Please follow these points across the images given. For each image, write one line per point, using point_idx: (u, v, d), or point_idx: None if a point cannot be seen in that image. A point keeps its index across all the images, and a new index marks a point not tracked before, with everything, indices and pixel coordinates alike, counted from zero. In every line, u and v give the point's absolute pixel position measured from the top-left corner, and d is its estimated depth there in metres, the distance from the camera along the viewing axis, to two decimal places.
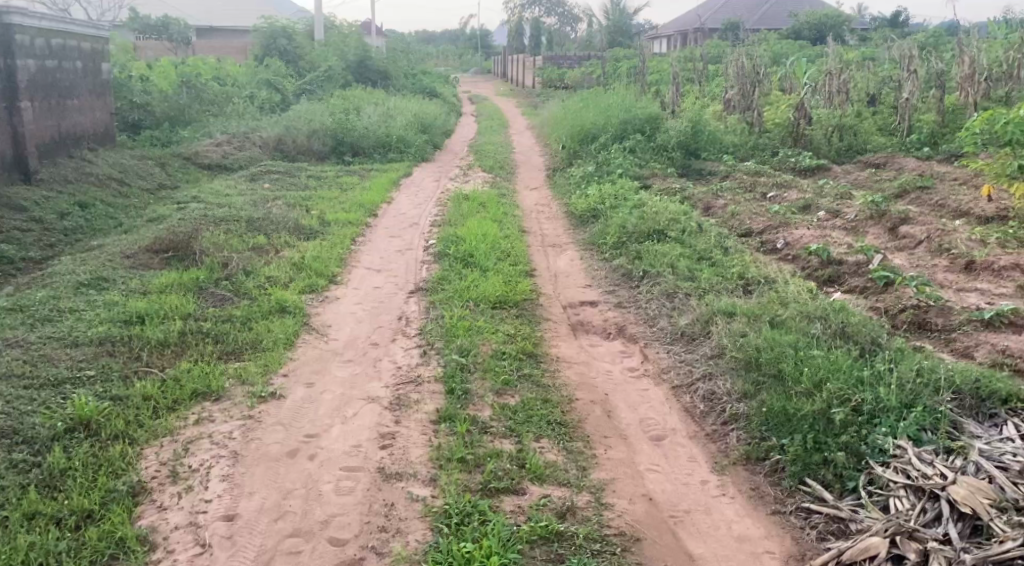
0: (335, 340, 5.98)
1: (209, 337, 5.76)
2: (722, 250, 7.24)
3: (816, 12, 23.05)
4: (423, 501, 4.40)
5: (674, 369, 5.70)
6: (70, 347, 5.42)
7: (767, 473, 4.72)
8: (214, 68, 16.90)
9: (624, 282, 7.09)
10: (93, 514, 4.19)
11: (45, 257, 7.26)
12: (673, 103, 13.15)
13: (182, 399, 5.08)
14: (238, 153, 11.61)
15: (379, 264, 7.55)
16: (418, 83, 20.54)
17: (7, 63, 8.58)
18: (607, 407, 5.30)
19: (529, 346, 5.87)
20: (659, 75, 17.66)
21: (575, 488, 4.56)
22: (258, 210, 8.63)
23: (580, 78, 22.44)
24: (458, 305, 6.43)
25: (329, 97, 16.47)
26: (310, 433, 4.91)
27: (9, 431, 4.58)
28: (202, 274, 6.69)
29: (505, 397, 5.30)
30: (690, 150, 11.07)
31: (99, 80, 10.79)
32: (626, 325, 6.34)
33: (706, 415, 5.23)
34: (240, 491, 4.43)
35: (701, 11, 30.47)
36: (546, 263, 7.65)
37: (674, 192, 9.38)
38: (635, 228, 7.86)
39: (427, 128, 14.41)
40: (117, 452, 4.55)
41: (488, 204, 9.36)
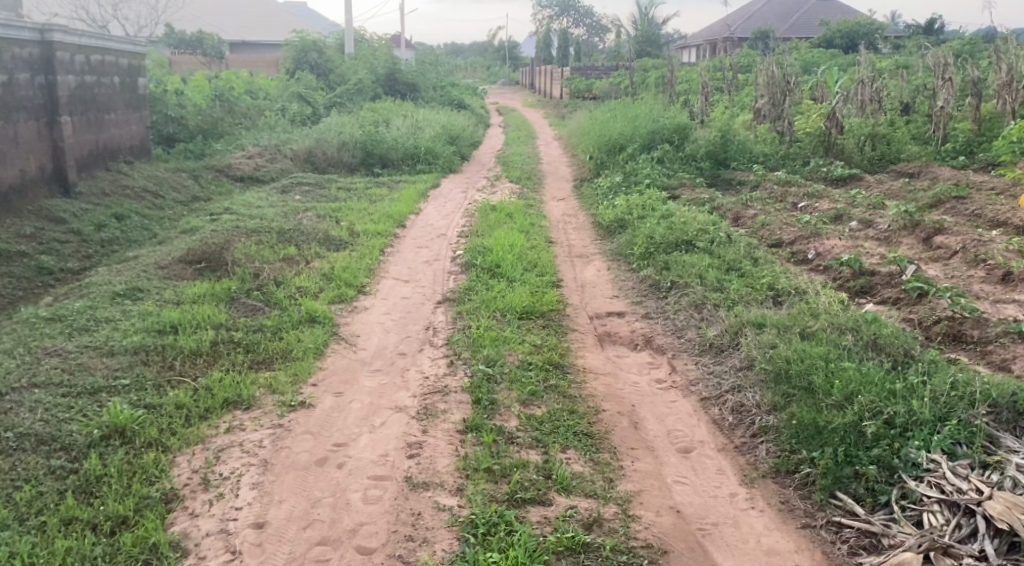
0: (363, 349, 5.96)
1: (240, 347, 5.77)
2: (754, 261, 7.15)
3: (847, 21, 22.85)
4: (450, 511, 4.36)
5: (703, 381, 5.61)
6: (105, 355, 5.44)
7: (797, 486, 4.62)
8: (246, 83, 17.05)
9: (653, 293, 7.00)
10: (128, 520, 4.19)
11: (82, 268, 7.33)
12: (702, 113, 13.06)
13: (214, 407, 5.08)
14: (269, 165, 11.68)
15: (404, 275, 7.52)
16: (447, 95, 20.60)
17: (48, 80, 8.68)
18: (635, 418, 5.23)
19: (555, 356, 5.81)
20: (689, 85, 17.57)
21: (601, 500, 4.49)
22: (289, 221, 8.67)
23: (608, 88, 22.40)
24: (485, 316, 6.40)
25: (358, 109, 16.54)
26: (338, 442, 4.89)
27: (47, 437, 4.59)
28: (234, 284, 6.71)
29: (531, 407, 5.25)
30: (720, 160, 10.98)
31: (135, 95, 10.91)
32: (653, 336, 6.26)
33: (734, 427, 5.13)
34: (269, 498, 4.42)
35: (730, 20, 30.29)
36: (573, 274, 7.59)
37: (703, 202, 9.28)
38: (663, 238, 7.78)
39: (455, 139, 14.43)
40: (150, 459, 4.55)
41: (516, 215, 9.32)
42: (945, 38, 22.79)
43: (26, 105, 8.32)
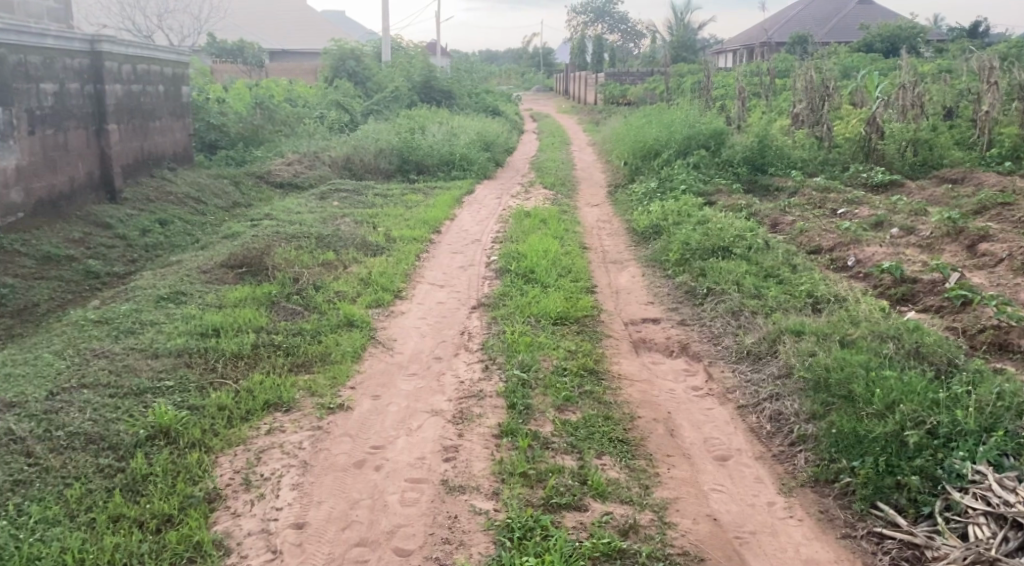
0: (400, 353, 6.02)
1: (280, 350, 5.86)
2: (792, 268, 7.10)
3: (889, 24, 22.61)
4: (486, 514, 4.39)
5: (740, 389, 5.59)
6: (150, 357, 5.55)
7: (836, 496, 4.59)
8: (285, 90, 17.29)
9: (688, 299, 6.99)
10: (173, 518, 4.28)
11: (128, 271, 7.48)
12: (738, 118, 13.00)
13: (255, 409, 5.16)
14: (308, 172, 11.84)
15: (439, 280, 7.58)
16: (482, 102, 20.74)
17: (97, 89, 8.88)
18: (671, 425, 5.22)
19: (590, 362, 5.83)
20: (725, 90, 17.50)
21: (637, 506, 4.49)
22: (327, 226, 8.78)
23: (643, 94, 22.37)
24: (520, 322, 6.43)
25: (395, 117, 16.69)
26: (376, 444, 4.94)
27: (95, 437, 4.69)
28: (274, 289, 6.81)
29: (566, 413, 5.27)
30: (757, 166, 10.90)
31: (179, 103, 11.12)
32: (689, 343, 6.25)
33: (772, 435, 5.11)
34: (309, 500, 4.48)
35: (767, 25, 30.10)
36: (607, 280, 7.60)
37: (740, 207, 9.24)
38: (699, 245, 7.76)
39: (490, 145, 14.52)
40: (194, 460, 4.64)
41: (550, 221, 9.36)
42: (990, 41, 22.47)
43: (76, 113, 8.52)
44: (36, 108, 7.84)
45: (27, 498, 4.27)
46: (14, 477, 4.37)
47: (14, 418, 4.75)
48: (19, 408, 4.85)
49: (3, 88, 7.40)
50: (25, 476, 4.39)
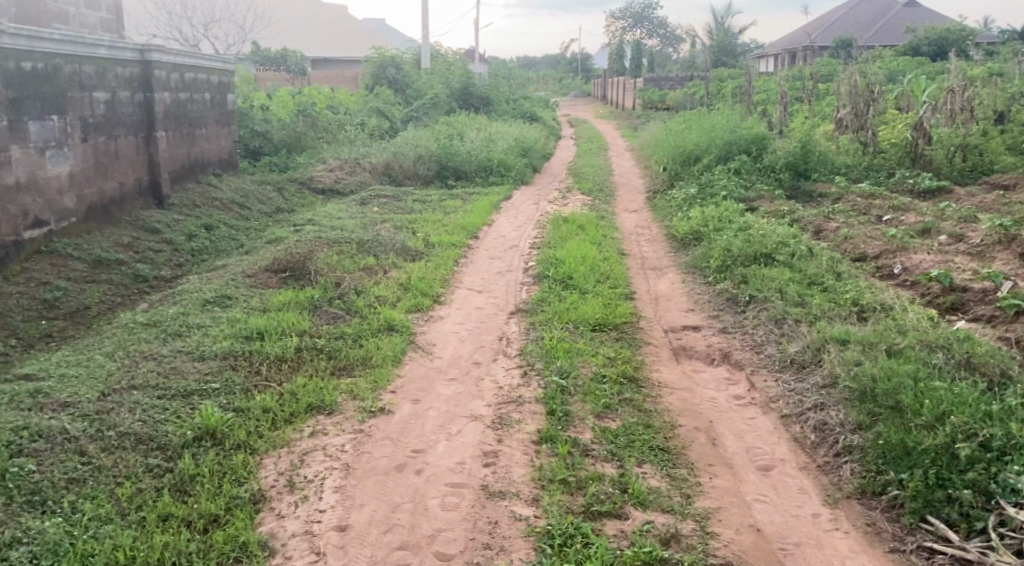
0: (439, 358, 6.05)
1: (323, 353, 5.92)
2: (836, 275, 7.01)
3: (937, 27, 22.22)
4: (526, 521, 4.39)
5: (784, 398, 5.53)
6: (197, 359, 5.64)
7: (884, 509, 4.52)
8: (327, 97, 17.50)
9: (729, 307, 6.93)
10: (220, 518, 4.34)
11: (175, 276, 7.61)
12: (781, 123, 12.85)
13: (298, 412, 5.22)
14: (348, 178, 11.95)
15: (478, 286, 7.60)
16: (521, 109, 20.79)
17: (146, 97, 9.04)
18: (713, 434, 5.18)
19: (630, 370, 5.81)
20: (767, 95, 17.35)
21: (679, 515, 4.46)
22: (367, 232, 8.85)
23: (683, 98, 22.26)
24: (558, 328, 6.42)
25: (434, 123, 16.80)
26: (416, 449, 4.97)
27: (145, 437, 4.78)
28: (317, 293, 6.88)
29: (606, 420, 5.25)
30: (800, 171, 10.75)
31: (224, 110, 11.30)
32: (731, 351, 6.20)
33: (817, 445, 5.05)
34: (351, 503, 4.51)
35: (810, 29, 29.77)
36: (647, 286, 7.57)
37: (783, 214, 9.15)
38: (741, 251, 7.70)
39: (528, 152, 14.54)
40: (240, 461, 4.71)
41: (588, 227, 9.35)
42: None
43: (126, 121, 8.69)
44: (88, 117, 8.00)
45: (81, 496, 4.35)
46: (68, 475, 4.45)
47: (68, 418, 4.84)
48: (73, 408, 4.95)
49: (59, 97, 7.55)
50: (78, 474, 4.47)
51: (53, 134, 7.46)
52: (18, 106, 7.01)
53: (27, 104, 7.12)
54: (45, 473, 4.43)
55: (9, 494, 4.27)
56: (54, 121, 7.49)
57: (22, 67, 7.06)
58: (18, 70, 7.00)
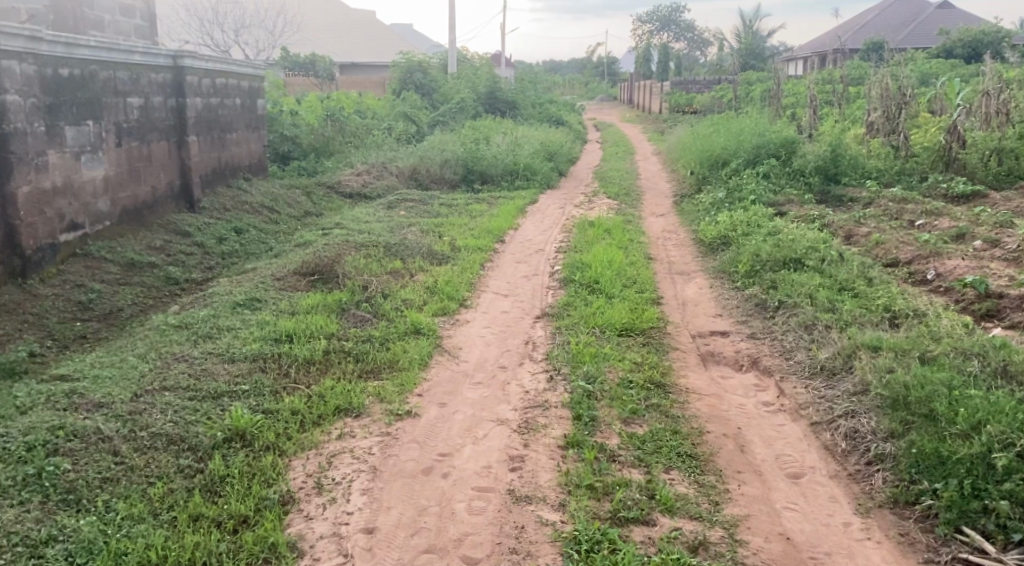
0: (465, 362, 6.05)
1: (350, 356, 5.94)
2: (867, 281, 6.94)
3: (972, 29, 21.95)
4: (553, 526, 4.38)
5: (813, 405, 5.47)
6: (227, 361, 5.69)
7: (917, 519, 4.46)
8: (355, 102, 17.62)
9: (758, 312, 6.88)
10: (249, 520, 4.36)
11: (205, 278, 7.69)
12: (810, 126, 12.69)
13: (326, 414, 5.24)
14: (375, 182, 12.01)
15: (504, 289, 7.59)
16: (547, 113, 20.80)
17: (178, 102, 9.14)
18: (742, 441, 5.14)
19: (657, 375, 5.78)
20: (796, 99, 17.23)
21: (707, 522, 4.43)
22: (394, 236, 8.88)
23: (710, 102, 22.17)
24: (585, 332, 6.41)
25: (461, 127, 16.86)
26: (443, 452, 4.97)
27: (176, 438, 4.82)
28: (344, 296, 6.92)
29: (633, 426, 5.23)
30: (830, 176, 10.68)
31: (254, 115, 11.40)
32: (760, 357, 6.15)
33: (848, 453, 5.00)
34: (378, 505, 4.52)
35: (841, 33, 29.53)
36: (674, 291, 7.53)
37: (813, 218, 9.07)
38: (770, 256, 7.64)
39: (554, 155, 14.53)
40: (269, 462, 4.73)
41: (614, 231, 9.33)
42: None
43: (158, 126, 8.79)
44: (123, 122, 8.10)
45: (114, 495, 4.40)
46: (102, 474, 4.50)
47: (102, 418, 4.90)
48: (107, 408, 5.01)
49: (94, 102, 7.65)
50: (111, 474, 4.52)
51: (89, 138, 7.56)
52: (56, 111, 7.10)
53: (64, 110, 7.22)
54: (80, 472, 4.48)
55: (45, 493, 4.33)
56: (89, 126, 7.58)
57: (60, 74, 7.16)
58: (55, 76, 7.09)
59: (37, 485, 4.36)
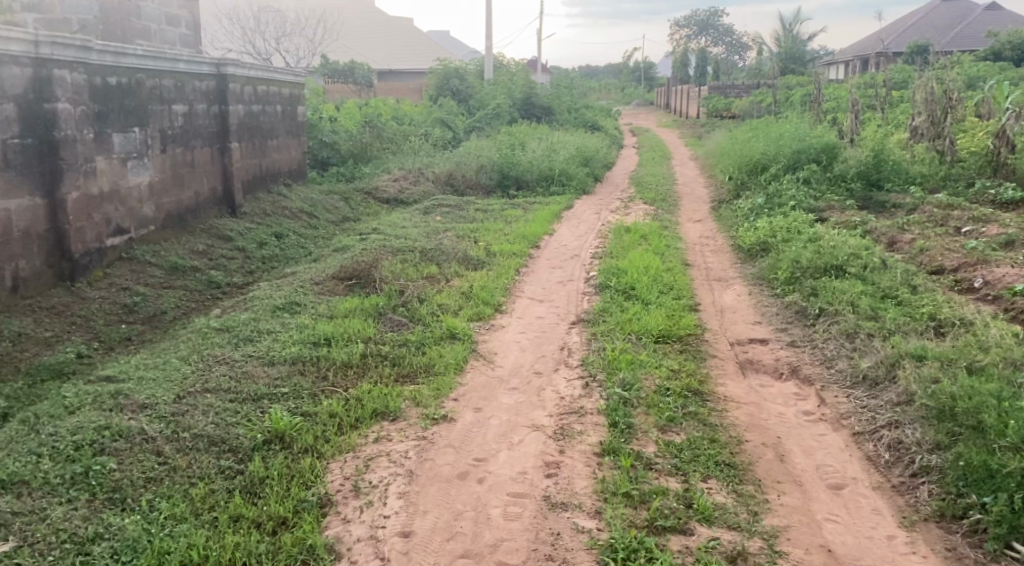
0: (501, 367, 6.03)
1: (387, 360, 5.95)
2: (912, 288, 6.81)
3: (1020, 31, 21.52)
4: (589, 533, 4.34)
5: (855, 415, 5.37)
6: (267, 364, 5.72)
7: (965, 533, 4.36)
8: (393, 108, 17.73)
9: (798, 320, 6.78)
10: (288, 521, 4.38)
11: (246, 282, 7.77)
12: (851, 131, 12.53)
13: (364, 417, 5.25)
14: (412, 187, 12.06)
15: (540, 295, 7.57)
16: (583, 118, 20.77)
17: (221, 109, 9.24)
18: (781, 450, 5.06)
19: (695, 383, 5.71)
20: (838, 103, 17.02)
21: (746, 532, 4.36)
22: (430, 241, 8.89)
23: (749, 107, 22.00)
24: (621, 338, 6.36)
25: (497, 133, 16.90)
26: (479, 457, 4.95)
27: (217, 439, 4.85)
28: (381, 300, 6.94)
29: (670, 433, 5.17)
30: (872, 181, 10.54)
31: (295, 122, 11.50)
32: (800, 365, 6.06)
33: (891, 465, 4.90)
34: (414, 509, 4.51)
35: (883, 36, 29.15)
36: (712, 297, 7.45)
37: (855, 225, 8.93)
38: (810, 262, 7.53)
39: (590, 161, 14.50)
40: (307, 465, 4.74)
41: (650, 236, 9.27)
42: None
43: (202, 132, 8.89)
44: (168, 128, 8.20)
45: (157, 495, 4.43)
46: (146, 474, 4.55)
47: (146, 419, 4.95)
48: (151, 409, 5.07)
49: (141, 109, 7.76)
50: (155, 474, 4.56)
51: (135, 145, 7.66)
52: (104, 119, 7.21)
53: (111, 117, 7.33)
54: (125, 472, 4.53)
55: (92, 491, 4.39)
56: (136, 133, 7.69)
57: (108, 82, 7.26)
58: (104, 85, 7.20)
59: (84, 483, 4.42)
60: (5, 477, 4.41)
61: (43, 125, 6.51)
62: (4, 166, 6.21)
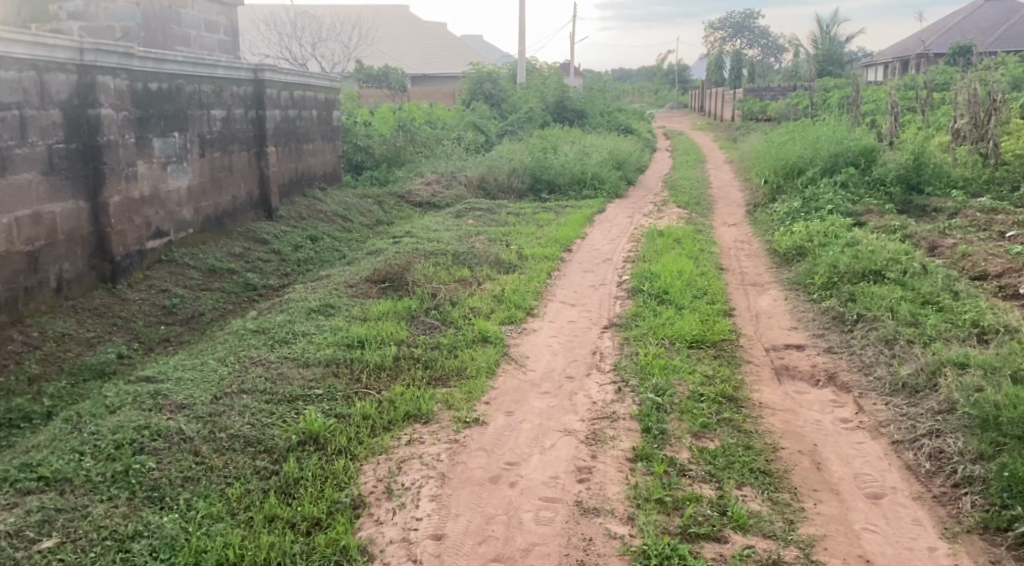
0: (532, 371, 6.00)
1: (420, 363, 5.95)
2: (953, 294, 6.67)
3: None
4: (621, 539, 4.29)
5: (895, 423, 5.27)
6: (302, 366, 5.74)
7: (1010, 546, 4.25)
8: (426, 112, 17.79)
9: (835, 326, 6.67)
10: (322, 522, 4.38)
11: (281, 284, 7.81)
12: (890, 134, 12.33)
13: (396, 420, 5.25)
14: (445, 191, 12.07)
15: (572, 298, 7.52)
16: (615, 121, 20.70)
17: (258, 114, 9.31)
18: (818, 458, 4.98)
19: (729, 389, 5.63)
20: (877, 105, 16.78)
21: (782, 541, 4.29)
22: (463, 244, 8.88)
23: (785, 109, 21.78)
24: (654, 343, 6.30)
25: (529, 136, 16.89)
26: (511, 461, 4.93)
27: (253, 440, 4.87)
28: (414, 304, 6.94)
29: (703, 440, 5.10)
30: (912, 185, 10.36)
31: (330, 126, 11.57)
32: (837, 372, 5.96)
33: (932, 475, 4.79)
34: (446, 512, 4.49)
35: (924, 38, 28.71)
36: (747, 302, 7.36)
37: (894, 229, 8.78)
38: (848, 267, 7.41)
39: (623, 164, 14.42)
40: (341, 467, 4.74)
41: (684, 240, 9.19)
42: None
43: (239, 137, 8.96)
44: (206, 133, 8.28)
45: (195, 494, 4.46)
46: (184, 473, 4.57)
47: (184, 419, 4.99)
48: (189, 409, 5.10)
49: (180, 115, 7.84)
50: (192, 473, 4.58)
51: (174, 149, 7.74)
52: (144, 124, 7.29)
53: (152, 122, 7.41)
54: (163, 471, 4.56)
55: (132, 489, 4.42)
56: (175, 137, 7.77)
57: (149, 87, 7.34)
58: (145, 90, 7.28)
59: (124, 481, 4.46)
60: (48, 475, 4.46)
61: (87, 130, 6.59)
62: (49, 171, 6.29)
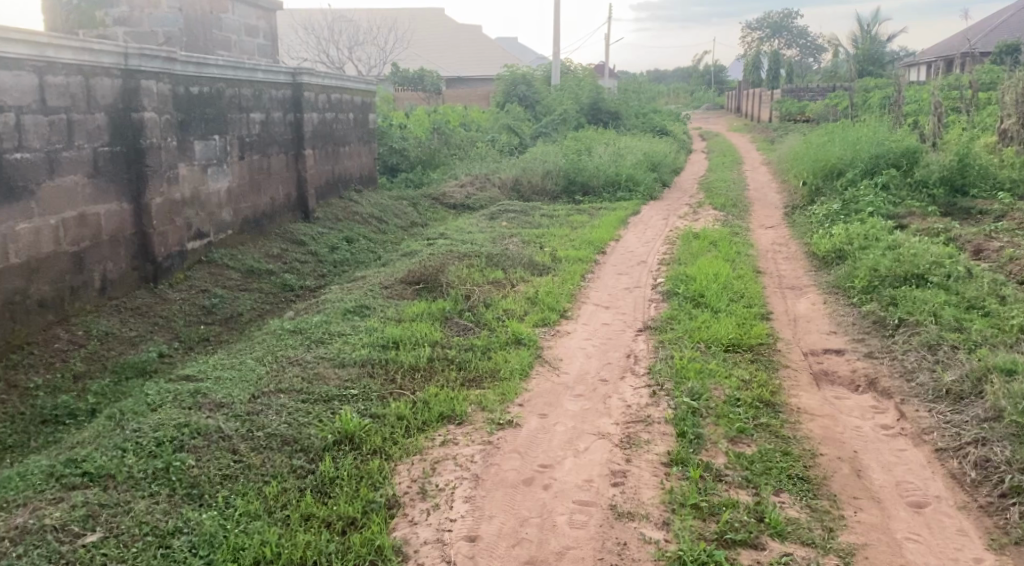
0: (566, 373, 5.95)
1: (454, 364, 5.94)
2: (1000, 299, 6.51)
3: None
4: (656, 544, 4.23)
5: (938, 430, 5.15)
6: (337, 366, 5.75)
7: None
8: (461, 115, 17.83)
9: (876, 330, 6.54)
10: (357, 521, 4.38)
11: (317, 285, 7.84)
12: (934, 135, 12.11)
13: (431, 420, 5.23)
14: (479, 193, 12.07)
15: (606, 301, 7.46)
16: (651, 122, 20.58)
17: (296, 116, 9.37)
18: (858, 465, 4.88)
19: (766, 394, 5.54)
20: (920, 105, 16.51)
21: (820, 549, 4.21)
22: (497, 246, 8.86)
23: (825, 110, 21.52)
24: (689, 347, 6.23)
25: (564, 138, 16.85)
26: (545, 463, 4.89)
27: (290, 439, 4.89)
28: (448, 305, 6.93)
29: (740, 445, 5.02)
30: (956, 187, 10.16)
31: (366, 129, 11.62)
32: (878, 378, 5.84)
33: (978, 484, 4.67)
34: (480, 513, 4.47)
35: (968, 36, 28.23)
36: (784, 306, 7.25)
37: (937, 232, 8.61)
38: (890, 271, 7.27)
39: (658, 165, 14.32)
40: (376, 466, 4.74)
41: (720, 243, 9.09)
42: None
43: (278, 139, 9.03)
44: (245, 136, 8.35)
45: (233, 492, 4.48)
46: (222, 471, 4.59)
47: (223, 417, 5.01)
48: (227, 408, 5.13)
49: (221, 117, 7.91)
50: (230, 471, 4.60)
51: (214, 152, 7.81)
52: (186, 126, 7.37)
53: (193, 125, 7.48)
54: (203, 468, 4.59)
55: (172, 486, 4.45)
56: (215, 140, 7.84)
57: (191, 91, 7.42)
58: (187, 94, 7.36)
59: (165, 478, 4.49)
60: (92, 470, 4.50)
61: (130, 133, 6.67)
62: (95, 174, 6.37)
